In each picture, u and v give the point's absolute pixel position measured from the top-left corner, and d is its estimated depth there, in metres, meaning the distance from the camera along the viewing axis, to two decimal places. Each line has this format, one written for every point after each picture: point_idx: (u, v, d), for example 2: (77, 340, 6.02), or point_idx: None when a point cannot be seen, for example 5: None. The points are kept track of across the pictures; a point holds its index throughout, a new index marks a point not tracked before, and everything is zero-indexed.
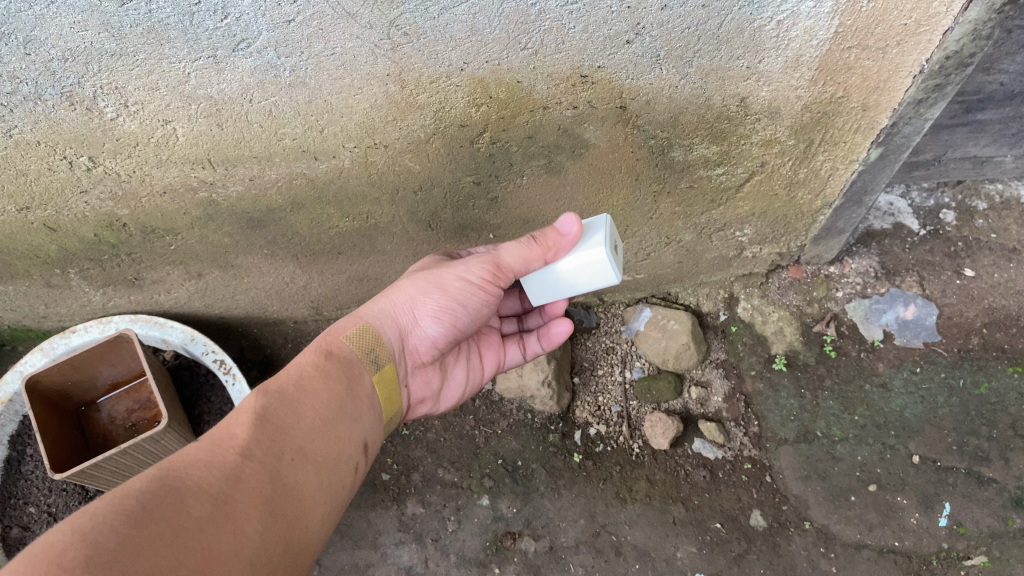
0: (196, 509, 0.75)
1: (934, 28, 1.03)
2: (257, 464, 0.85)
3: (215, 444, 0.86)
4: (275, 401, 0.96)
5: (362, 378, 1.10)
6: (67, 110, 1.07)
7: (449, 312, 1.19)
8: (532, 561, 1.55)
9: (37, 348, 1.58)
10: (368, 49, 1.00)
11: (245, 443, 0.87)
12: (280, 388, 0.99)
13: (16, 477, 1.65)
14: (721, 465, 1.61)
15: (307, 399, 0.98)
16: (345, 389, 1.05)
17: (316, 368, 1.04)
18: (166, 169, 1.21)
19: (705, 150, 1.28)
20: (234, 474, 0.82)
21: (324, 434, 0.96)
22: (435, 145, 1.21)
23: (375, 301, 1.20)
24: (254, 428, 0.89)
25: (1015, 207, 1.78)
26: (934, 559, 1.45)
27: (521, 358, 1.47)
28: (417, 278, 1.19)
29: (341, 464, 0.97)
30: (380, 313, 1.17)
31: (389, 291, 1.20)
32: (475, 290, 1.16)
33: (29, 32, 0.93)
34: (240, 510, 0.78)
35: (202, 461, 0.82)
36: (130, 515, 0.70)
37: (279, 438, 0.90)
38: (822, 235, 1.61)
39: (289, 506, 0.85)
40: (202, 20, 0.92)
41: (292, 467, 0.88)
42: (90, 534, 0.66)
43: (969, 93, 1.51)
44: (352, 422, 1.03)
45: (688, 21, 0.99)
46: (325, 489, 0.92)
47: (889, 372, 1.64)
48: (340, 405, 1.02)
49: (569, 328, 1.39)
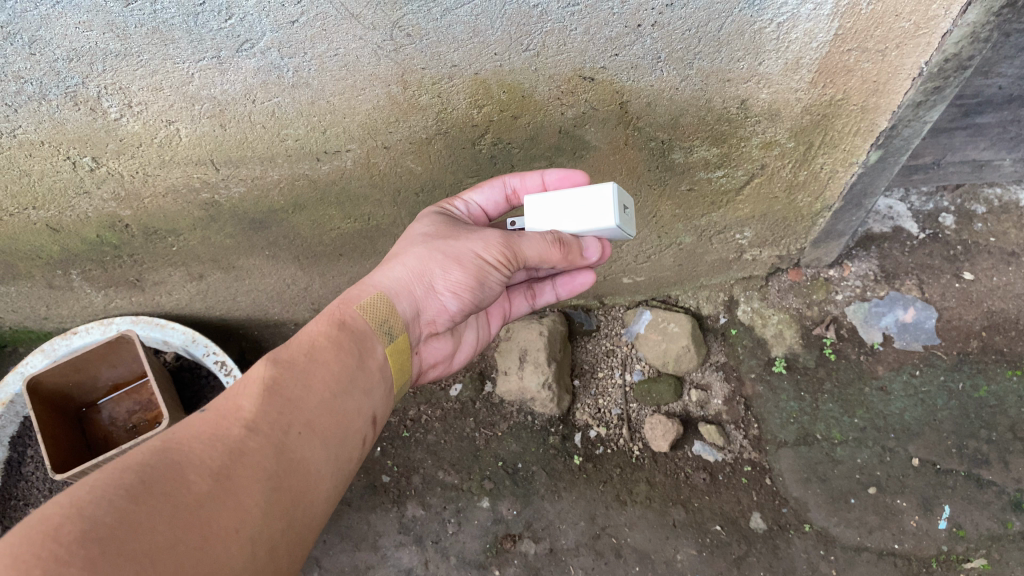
0: (196, 484, 0.75)
1: (933, 31, 1.03)
2: (262, 439, 0.84)
3: (221, 416, 0.86)
4: (286, 371, 0.95)
5: (375, 350, 1.07)
6: (71, 110, 1.07)
7: (467, 288, 1.14)
8: (532, 563, 1.55)
9: (38, 349, 1.58)
10: (371, 50, 1.01)
11: (251, 415, 0.87)
12: (291, 358, 0.97)
13: (17, 478, 1.65)
14: (722, 468, 1.61)
15: (318, 372, 0.97)
16: (357, 363, 1.02)
17: (329, 340, 1.01)
18: (169, 170, 1.21)
19: (705, 152, 1.28)
20: (237, 449, 0.81)
21: (332, 409, 0.95)
22: (437, 147, 1.22)
23: (389, 265, 1.14)
24: (261, 401, 0.89)
25: (1014, 210, 1.79)
26: (934, 562, 1.45)
27: (528, 309, 1.48)
28: (433, 249, 1.12)
29: (349, 439, 0.96)
30: (395, 281, 1.12)
31: (402, 257, 1.14)
32: (494, 270, 1.12)
33: (34, 32, 0.93)
34: (243, 485, 0.78)
35: (206, 434, 0.82)
36: (129, 490, 0.71)
37: (288, 412, 0.90)
38: (821, 238, 1.62)
39: (293, 482, 0.84)
40: (206, 21, 0.93)
41: (297, 442, 0.88)
42: (87, 509, 0.67)
43: (967, 96, 1.53)
44: (362, 396, 1.01)
45: (690, 23, 0.99)
46: (332, 464, 0.92)
47: (888, 375, 1.64)
48: (351, 378, 1.00)
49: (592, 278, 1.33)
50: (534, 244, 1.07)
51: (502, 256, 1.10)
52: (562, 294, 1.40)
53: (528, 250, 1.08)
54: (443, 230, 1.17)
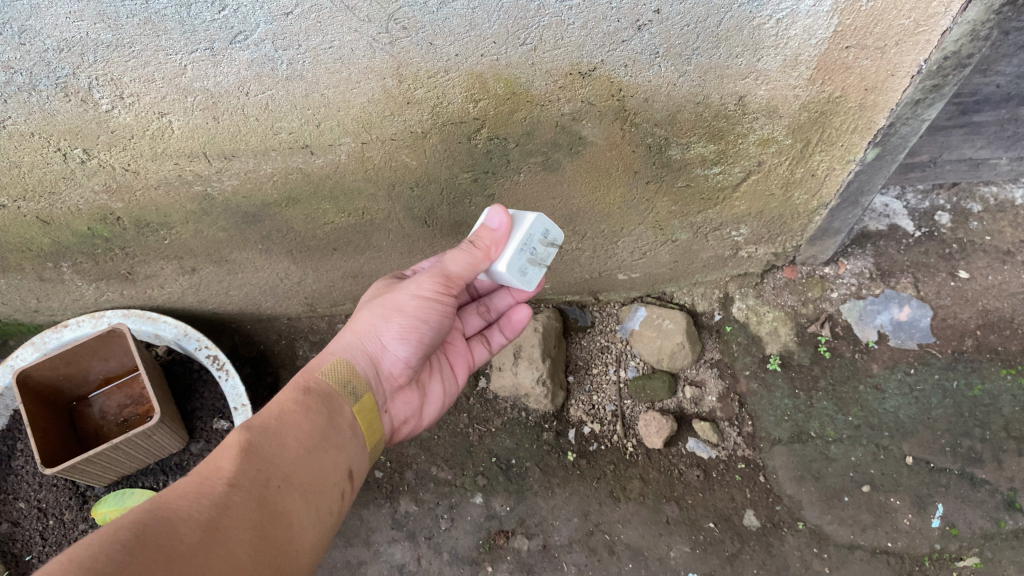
0: (189, 535, 0.75)
1: (933, 28, 1.03)
2: (247, 491, 0.86)
3: (202, 476, 0.85)
4: (260, 433, 0.96)
5: (342, 409, 1.08)
6: (62, 101, 1.06)
7: (414, 331, 1.16)
8: (525, 560, 1.54)
9: (28, 343, 1.57)
10: (366, 43, 1.00)
11: (232, 473, 0.87)
12: (262, 424, 0.98)
13: (6, 472, 1.64)
14: (715, 465, 1.61)
15: (290, 431, 0.98)
16: (326, 421, 1.04)
17: (295, 403, 1.03)
18: (161, 162, 1.20)
19: (702, 148, 1.28)
20: (223, 502, 0.82)
21: (309, 463, 0.96)
22: (432, 141, 1.21)
23: (340, 335, 1.19)
24: (241, 459, 0.90)
25: (1010, 209, 1.79)
26: (926, 560, 1.45)
27: (488, 354, 1.47)
28: (376, 307, 1.17)
29: (327, 492, 0.97)
30: (348, 345, 1.15)
31: (352, 323, 1.19)
32: (435, 306, 1.15)
33: (25, 22, 0.92)
34: (232, 535, 0.79)
35: (192, 491, 0.82)
36: (125, 544, 0.71)
37: (266, 467, 0.91)
38: (818, 236, 1.61)
39: (277, 533, 0.85)
40: (199, 12, 0.92)
41: (278, 496, 0.89)
42: (87, 561, 0.67)
43: (965, 95, 1.52)
44: (335, 451, 1.02)
45: (688, 18, 0.99)
46: (313, 517, 0.93)
47: (883, 373, 1.64)
48: (322, 435, 1.01)
49: (529, 312, 1.42)
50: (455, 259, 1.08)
51: (433, 282, 1.12)
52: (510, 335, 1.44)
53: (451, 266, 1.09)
54: (382, 292, 1.23)
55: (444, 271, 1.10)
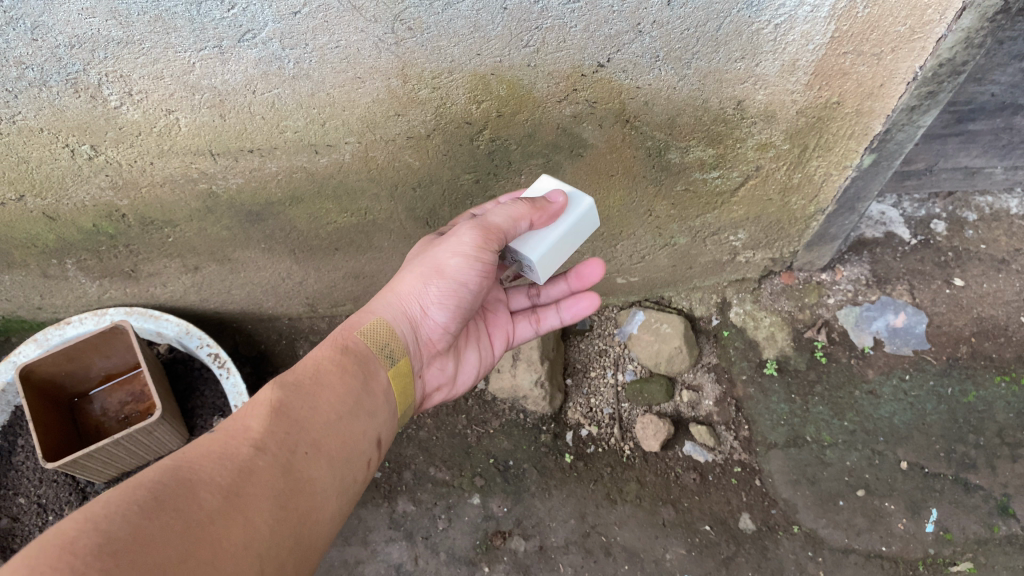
0: (207, 501, 0.77)
1: (928, 36, 1.05)
2: (270, 458, 0.86)
3: (229, 437, 0.87)
4: (292, 394, 0.97)
5: (378, 373, 1.10)
6: (71, 97, 1.08)
7: (450, 296, 1.16)
8: (522, 561, 1.55)
9: (30, 339, 1.58)
10: (372, 43, 1.02)
11: (258, 436, 0.88)
12: (296, 382, 1.00)
13: (6, 468, 1.64)
14: (712, 468, 1.61)
15: (322, 395, 0.99)
16: (361, 384, 1.05)
17: (333, 362, 1.05)
18: (168, 160, 1.22)
19: (701, 152, 1.30)
20: (247, 467, 0.83)
21: (337, 430, 0.97)
22: (435, 142, 1.23)
23: (382, 294, 1.20)
24: (268, 422, 0.91)
25: (1004, 219, 1.81)
26: (920, 564, 1.45)
27: (534, 332, 1.46)
28: (417, 268, 1.17)
29: (353, 460, 0.97)
30: (388, 306, 1.17)
31: (393, 283, 1.19)
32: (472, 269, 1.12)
33: (37, 18, 0.94)
34: (251, 502, 0.80)
35: (216, 454, 0.83)
36: (142, 506, 0.72)
37: (293, 432, 0.92)
38: (814, 242, 1.63)
39: (299, 501, 0.85)
40: (209, 10, 0.94)
41: (303, 462, 0.89)
42: (102, 522, 0.69)
43: (960, 103, 1.54)
44: (366, 419, 1.02)
45: (688, 23, 1.01)
46: (337, 486, 0.93)
47: (878, 379, 1.65)
48: (355, 400, 1.02)
49: (591, 307, 1.38)
50: (499, 212, 1.05)
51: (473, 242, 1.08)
52: (567, 318, 1.41)
53: (496, 220, 1.05)
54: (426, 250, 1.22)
55: (485, 225, 1.06)
